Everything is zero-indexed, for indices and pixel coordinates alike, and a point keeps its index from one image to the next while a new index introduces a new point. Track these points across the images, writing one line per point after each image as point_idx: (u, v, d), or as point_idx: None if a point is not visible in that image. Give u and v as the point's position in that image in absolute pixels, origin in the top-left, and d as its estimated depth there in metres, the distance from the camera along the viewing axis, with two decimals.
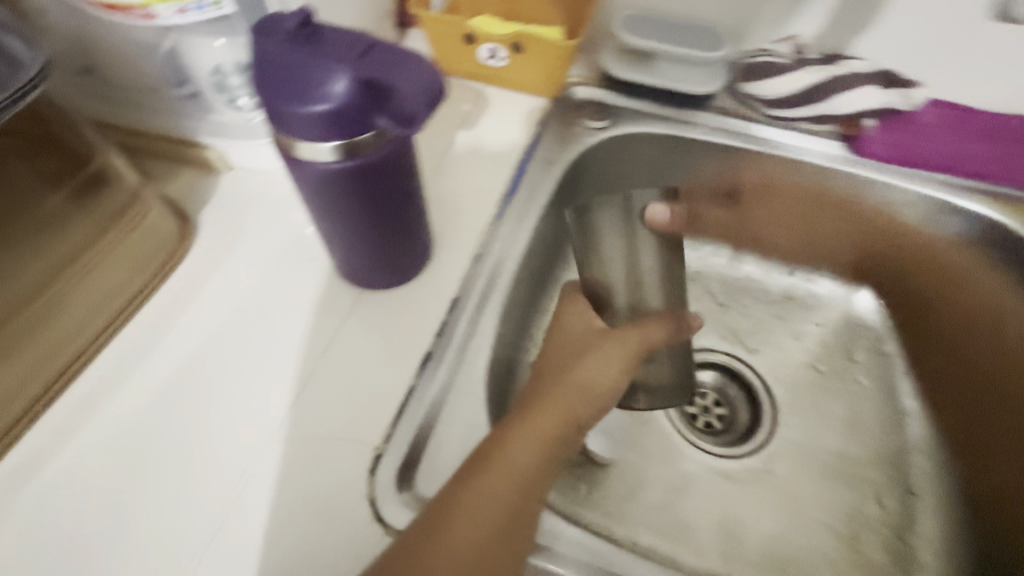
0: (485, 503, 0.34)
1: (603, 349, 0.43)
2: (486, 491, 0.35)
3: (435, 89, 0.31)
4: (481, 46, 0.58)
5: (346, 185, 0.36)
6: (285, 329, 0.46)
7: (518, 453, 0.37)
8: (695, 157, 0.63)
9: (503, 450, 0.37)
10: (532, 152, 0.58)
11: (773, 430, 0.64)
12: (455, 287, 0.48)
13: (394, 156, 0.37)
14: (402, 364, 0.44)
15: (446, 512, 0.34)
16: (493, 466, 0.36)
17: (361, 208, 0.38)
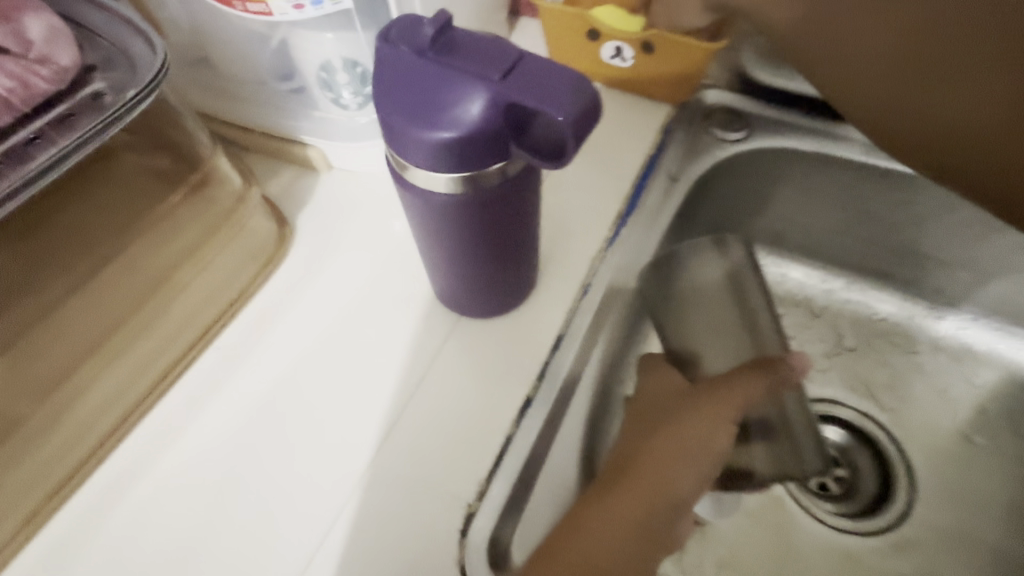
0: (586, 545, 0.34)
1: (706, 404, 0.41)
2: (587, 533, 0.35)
3: (589, 107, 0.25)
4: (605, 44, 0.51)
5: (467, 213, 0.32)
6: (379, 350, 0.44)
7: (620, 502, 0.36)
8: (841, 178, 0.55)
9: (584, 525, 0.35)
10: (653, 166, 0.51)
11: (909, 508, 0.54)
12: (560, 320, 0.43)
13: (519, 183, 0.32)
14: (500, 405, 0.40)
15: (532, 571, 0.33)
16: (582, 535, 0.35)
17: (480, 237, 0.35)
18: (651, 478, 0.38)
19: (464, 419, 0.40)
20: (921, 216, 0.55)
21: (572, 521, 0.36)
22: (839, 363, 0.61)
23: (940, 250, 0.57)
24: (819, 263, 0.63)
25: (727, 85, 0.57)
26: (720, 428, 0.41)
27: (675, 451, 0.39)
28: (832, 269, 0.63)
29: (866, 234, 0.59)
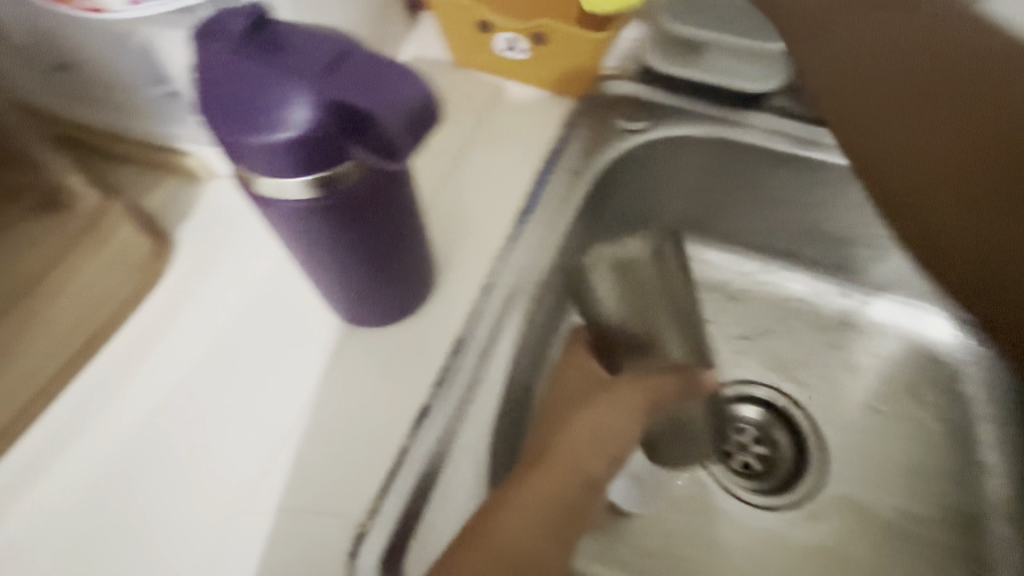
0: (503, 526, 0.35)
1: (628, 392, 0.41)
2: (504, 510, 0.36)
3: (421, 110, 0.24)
4: (498, 36, 0.50)
5: (320, 220, 0.30)
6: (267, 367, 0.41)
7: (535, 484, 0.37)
8: (744, 162, 0.55)
9: (498, 518, 0.35)
10: (554, 161, 0.50)
11: (821, 480, 0.56)
12: (459, 323, 0.42)
13: (373, 183, 0.30)
14: (395, 417, 0.38)
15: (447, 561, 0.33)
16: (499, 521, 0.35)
17: (347, 244, 0.32)
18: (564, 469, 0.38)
19: (358, 434, 0.38)
20: (821, 200, 0.56)
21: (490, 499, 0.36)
22: (756, 345, 0.62)
23: (837, 229, 0.59)
24: (733, 248, 0.64)
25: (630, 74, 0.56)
26: (641, 418, 0.40)
27: (586, 439, 0.39)
28: (745, 254, 0.64)
29: (772, 218, 0.60)
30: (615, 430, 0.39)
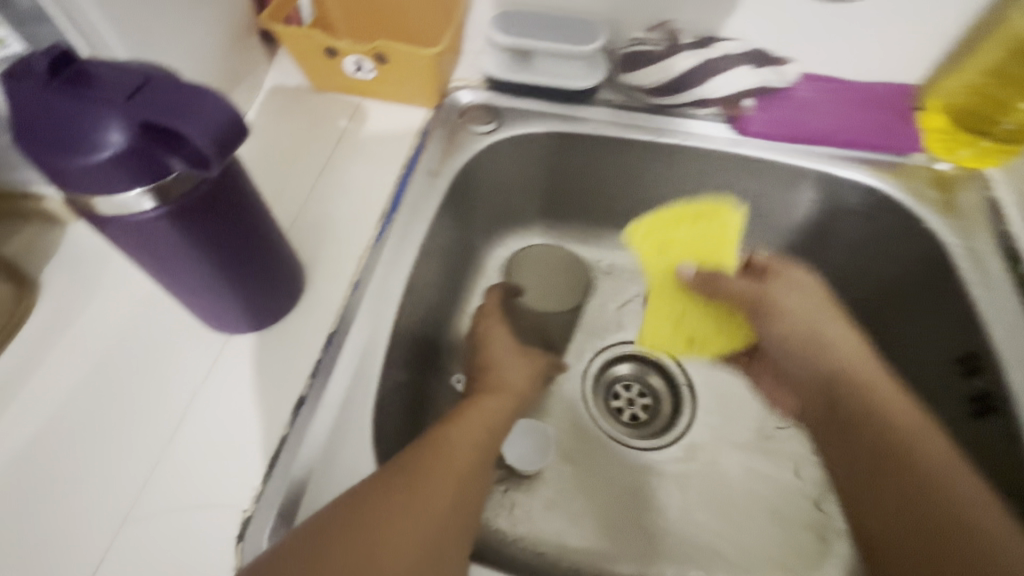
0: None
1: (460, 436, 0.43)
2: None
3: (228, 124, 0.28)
4: (344, 59, 0.55)
5: (167, 233, 0.33)
6: (147, 387, 0.43)
7: (371, 547, 0.33)
8: (584, 150, 0.62)
9: (396, 497, 0.36)
10: (413, 166, 0.56)
11: (693, 419, 0.63)
12: (333, 320, 0.46)
13: (214, 194, 0.34)
14: (279, 409, 0.42)
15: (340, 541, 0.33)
16: (395, 504, 0.36)
17: (196, 253, 0.36)
18: (448, 456, 0.41)
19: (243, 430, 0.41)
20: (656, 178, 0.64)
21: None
22: (630, 309, 0.70)
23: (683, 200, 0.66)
24: (600, 227, 0.70)
25: (477, 84, 0.63)
26: (482, 460, 0.43)
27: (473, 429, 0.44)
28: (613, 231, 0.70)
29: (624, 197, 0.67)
30: (461, 472, 0.40)
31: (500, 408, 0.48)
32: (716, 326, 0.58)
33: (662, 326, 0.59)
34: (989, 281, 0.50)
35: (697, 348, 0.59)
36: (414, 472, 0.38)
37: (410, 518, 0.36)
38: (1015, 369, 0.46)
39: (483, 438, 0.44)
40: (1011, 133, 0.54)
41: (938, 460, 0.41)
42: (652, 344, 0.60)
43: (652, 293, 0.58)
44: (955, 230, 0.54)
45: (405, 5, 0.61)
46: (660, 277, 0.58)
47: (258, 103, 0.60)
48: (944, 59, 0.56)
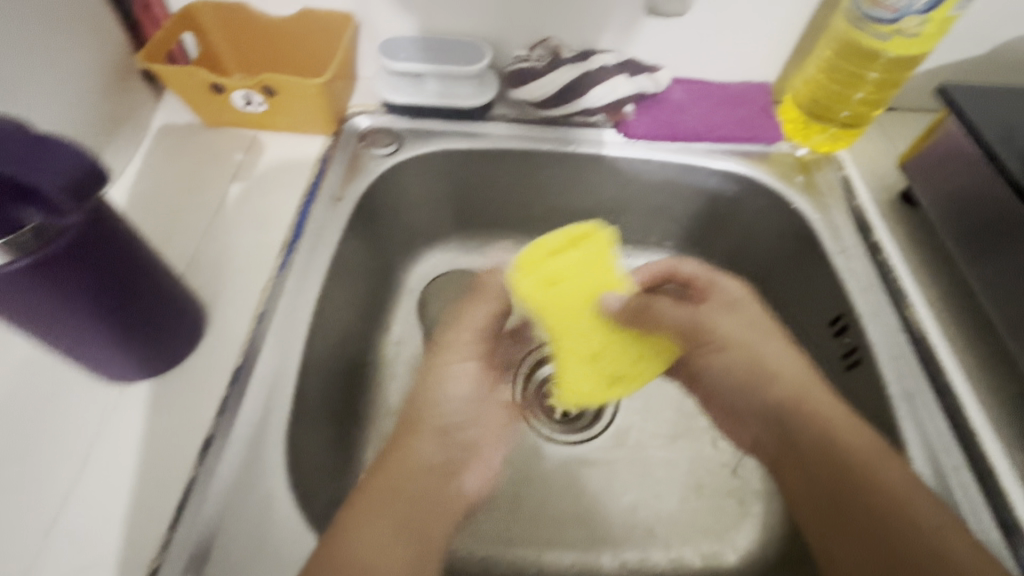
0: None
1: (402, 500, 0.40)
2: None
3: (86, 175, 0.34)
4: (233, 94, 0.56)
5: (50, 278, 0.34)
6: (44, 446, 0.42)
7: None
8: (485, 163, 0.65)
9: (365, 524, 0.38)
10: (314, 194, 0.57)
11: (619, 408, 0.65)
12: (239, 355, 0.46)
13: (92, 233, 0.35)
14: (185, 451, 0.41)
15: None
16: (367, 527, 0.38)
17: (82, 296, 0.36)
18: (413, 477, 0.42)
19: (148, 476, 0.40)
20: (559, 185, 0.68)
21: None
22: None
23: (586, 203, 0.69)
24: (515, 236, 0.73)
25: (374, 108, 0.64)
26: (423, 529, 0.40)
27: (431, 441, 0.45)
28: (528, 238, 0.73)
29: (533, 205, 0.70)
30: (405, 548, 0.38)
31: (444, 463, 0.45)
32: (632, 356, 0.52)
33: (580, 374, 0.51)
34: (846, 249, 0.57)
35: (622, 386, 0.52)
36: (384, 496, 0.40)
37: (387, 537, 0.38)
38: (870, 322, 0.52)
39: (423, 503, 0.42)
40: (851, 118, 0.62)
41: (867, 456, 0.41)
42: (579, 401, 0.52)
43: (562, 356, 0.51)
44: (816, 206, 0.60)
45: (293, 37, 0.62)
46: (566, 343, 0.51)
47: (147, 144, 0.60)
48: (790, 57, 0.64)
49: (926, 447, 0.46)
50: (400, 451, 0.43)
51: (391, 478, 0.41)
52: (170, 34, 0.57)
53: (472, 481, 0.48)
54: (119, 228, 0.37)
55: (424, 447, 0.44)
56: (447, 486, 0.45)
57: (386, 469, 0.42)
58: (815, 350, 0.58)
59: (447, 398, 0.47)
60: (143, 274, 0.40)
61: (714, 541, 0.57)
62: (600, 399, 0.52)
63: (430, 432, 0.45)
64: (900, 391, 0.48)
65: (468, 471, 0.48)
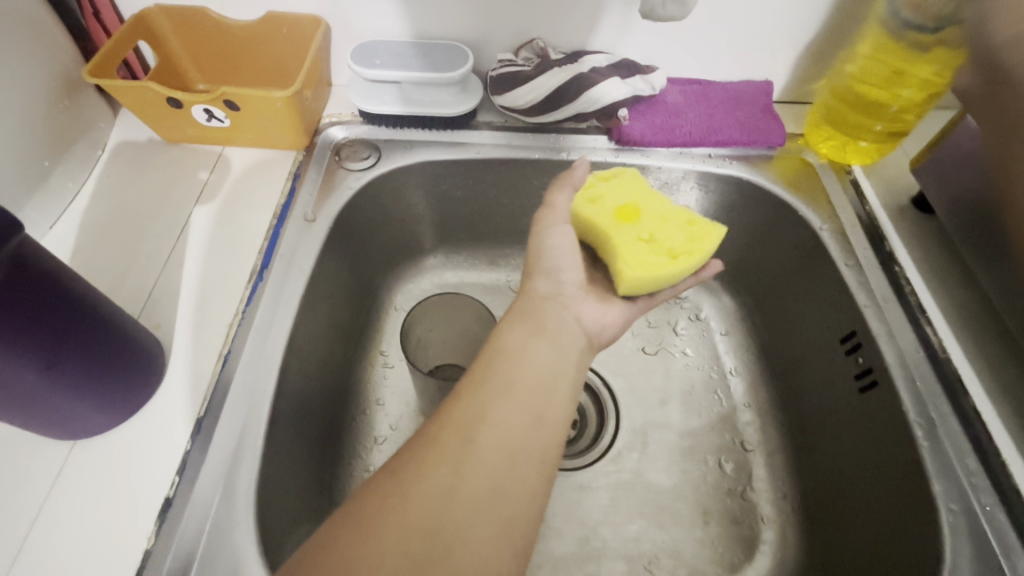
0: (396, 545, 0.29)
1: (526, 356, 0.38)
2: (400, 532, 0.29)
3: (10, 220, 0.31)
4: (192, 108, 0.52)
5: None
6: None
7: (439, 496, 0.31)
8: (470, 173, 0.61)
9: (491, 421, 0.34)
10: (285, 214, 0.53)
11: (618, 429, 0.61)
12: (203, 399, 0.42)
13: (18, 271, 0.32)
14: (140, 513, 0.37)
15: (446, 489, 0.31)
16: (486, 435, 0.34)
17: (15, 348, 0.32)
18: (541, 380, 0.37)
19: (100, 541, 0.37)
20: None
21: (369, 523, 0.30)
22: None
23: None
24: (505, 247, 0.68)
25: (350, 119, 0.60)
26: (547, 371, 0.38)
27: (546, 342, 0.40)
28: (520, 249, 0.68)
29: (524, 214, 0.65)
30: (531, 391, 0.37)
31: (561, 294, 0.43)
32: (686, 223, 0.46)
33: (638, 251, 0.44)
34: (858, 259, 0.53)
35: (684, 258, 0.44)
36: (503, 399, 0.36)
37: (504, 448, 0.34)
38: (887, 341, 0.48)
39: (542, 351, 0.39)
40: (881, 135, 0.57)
41: None
42: (638, 278, 0.43)
43: (609, 234, 0.45)
44: (824, 214, 0.57)
45: (260, 43, 0.57)
46: (605, 219, 0.46)
47: (102, 165, 0.55)
48: (795, 55, 0.60)
49: (951, 480, 0.42)
50: (527, 300, 0.43)
51: (516, 328, 0.40)
52: (122, 41, 0.53)
53: (591, 316, 0.44)
54: (52, 271, 0.34)
55: (542, 287, 0.44)
56: (559, 316, 0.42)
57: (510, 321, 0.41)
58: (825, 367, 0.54)
59: (552, 253, 0.44)
60: (83, 321, 0.36)
61: (721, 572, 0.53)
62: (665, 270, 0.43)
63: (546, 273, 0.44)
64: (924, 419, 0.44)
65: (580, 299, 0.44)
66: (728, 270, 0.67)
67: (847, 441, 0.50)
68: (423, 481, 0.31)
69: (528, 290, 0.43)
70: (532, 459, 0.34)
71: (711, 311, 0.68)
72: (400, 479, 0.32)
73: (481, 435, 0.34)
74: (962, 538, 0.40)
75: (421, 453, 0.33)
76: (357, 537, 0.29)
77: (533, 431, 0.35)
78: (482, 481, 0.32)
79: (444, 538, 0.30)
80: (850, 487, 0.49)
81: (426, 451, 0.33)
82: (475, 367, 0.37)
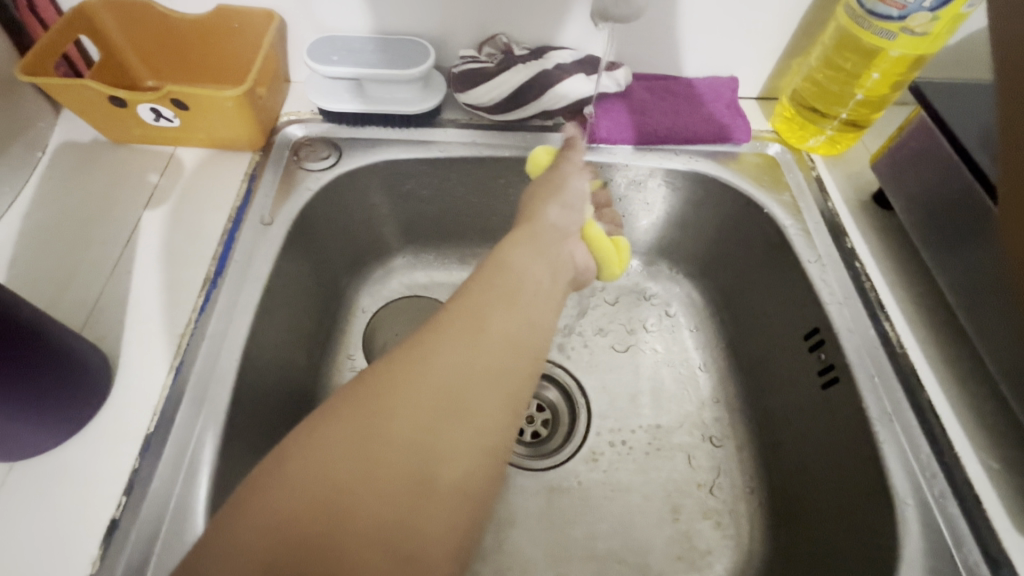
0: (409, 412, 0.27)
1: (535, 259, 0.38)
2: (413, 401, 0.28)
3: None
4: (138, 108, 0.49)
5: None
6: None
7: (455, 370, 0.29)
8: (435, 171, 0.59)
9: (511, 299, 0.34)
10: (240, 217, 0.51)
11: (589, 427, 0.62)
12: (150, 416, 0.40)
13: None
14: (82, 537, 0.36)
15: (470, 360, 0.30)
16: (503, 316, 0.32)
17: None
18: (550, 281, 0.37)
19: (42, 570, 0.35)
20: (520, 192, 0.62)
21: (388, 392, 0.28)
22: None
23: None
24: (475, 246, 0.67)
25: (309, 117, 0.58)
26: (551, 279, 0.38)
27: (552, 253, 0.40)
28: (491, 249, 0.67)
29: (493, 212, 0.64)
30: (537, 288, 0.36)
31: (566, 229, 0.43)
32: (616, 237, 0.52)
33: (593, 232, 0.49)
34: (821, 256, 0.54)
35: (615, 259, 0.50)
36: (517, 289, 0.34)
37: (520, 329, 0.32)
38: (848, 336, 0.49)
39: (548, 260, 0.39)
40: (847, 122, 0.58)
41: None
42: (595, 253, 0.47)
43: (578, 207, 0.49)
44: (789, 210, 0.57)
45: (209, 38, 0.55)
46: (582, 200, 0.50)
47: (42, 167, 0.53)
48: (759, 51, 0.60)
49: (907, 472, 0.43)
50: (534, 225, 0.42)
51: (511, 250, 0.38)
52: (59, 37, 0.50)
53: (581, 257, 0.45)
54: None
55: (551, 217, 0.43)
56: (559, 244, 0.41)
57: (517, 236, 0.40)
58: (788, 362, 0.55)
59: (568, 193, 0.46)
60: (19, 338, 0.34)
61: (689, 566, 0.54)
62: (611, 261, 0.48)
63: (559, 207, 0.44)
64: (882, 413, 0.45)
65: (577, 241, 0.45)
66: (698, 265, 0.67)
67: (810, 435, 0.51)
68: (446, 354, 0.29)
69: (534, 218, 0.42)
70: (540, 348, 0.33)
71: (680, 307, 0.68)
72: (408, 364, 0.29)
73: (491, 320, 0.32)
74: (916, 528, 0.41)
75: (432, 337, 0.30)
76: (380, 398, 0.27)
77: (543, 323, 0.34)
78: (489, 362, 0.30)
79: (460, 406, 0.28)
80: (813, 480, 0.50)
81: (445, 328, 0.31)
82: (487, 268, 0.35)
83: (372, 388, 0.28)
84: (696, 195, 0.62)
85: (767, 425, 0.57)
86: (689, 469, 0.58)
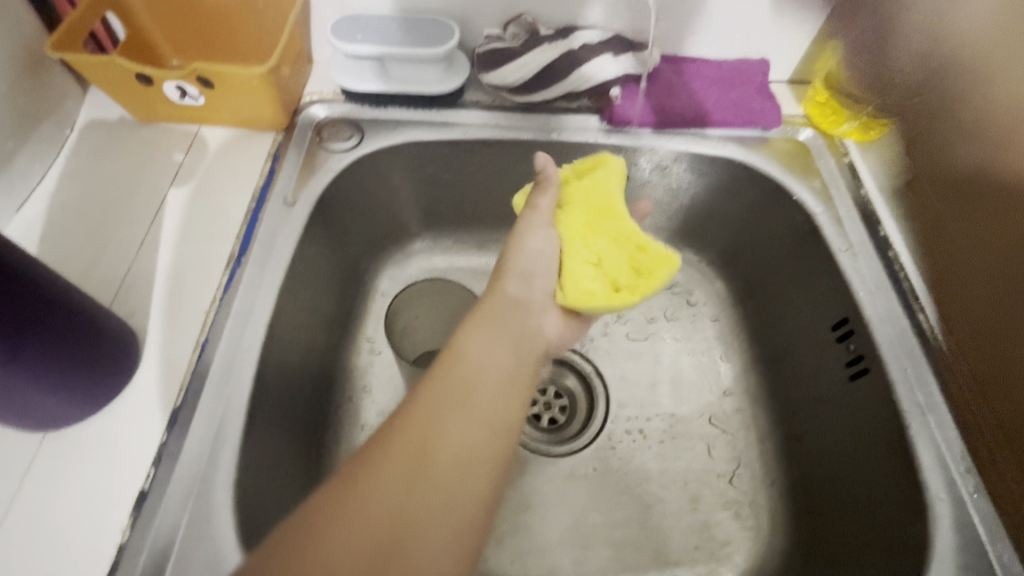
0: (374, 516, 0.28)
1: (491, 346, 0.39)
2: (376, 505, 0.29)
3: None
4: (165, 86, 0.50)
5: None
6: None
7: (402, 480, 0.30)
8: (457, 154, 0.59)
9: (465, 396, 0.35)
10: (264, 197, 0.51)
11: (608, 414, 0.61)
12: (178, 391, 0.41)
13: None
14: (114, 507, 0.37)
15: (419, 471, 0.31)
16: (453, 419, 0.34)
17: None
18: (507, 370, 0.38)
19: (74, 538, 0.36)
20: None
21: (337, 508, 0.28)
22: None
23: None
24: (495, 231, 0.66)
25: (332, 97, 0.58)
26: (510, 366, 0.39)
27: (511, 332, 0.41)
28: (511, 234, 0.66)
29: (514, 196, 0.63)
30: (492, 379, 0.37)
31: (531, 301, 0.43)
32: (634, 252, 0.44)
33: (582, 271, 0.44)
34: (852, 245, 0.52)
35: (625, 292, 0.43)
36: (470, 383, 0.36)
37: (471, 430, 0.34)
38: (880, 328, 0.48)
39: (509, 343, 0.40)
40: None
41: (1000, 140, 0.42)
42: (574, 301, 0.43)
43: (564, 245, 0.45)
44: (820, 198, 0.55)
45: (233, 16, 0.54)
46: (570, 224, 0.46)
47: (70, 145, 0.53)
48: (794, 31, 0.58)
49: (941, 469, 0.42)
50: (493, 301, 0.42)
51: (468, 338, 0.39)
52: (87, 14, 0.50)
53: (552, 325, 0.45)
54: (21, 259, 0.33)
55: (511, 290, 0.43)
56: (523, 320, 0.42)
57: (473, 323, 0.40)
58: (814, 353, 0.54)
59: (529, 258, 0.44)
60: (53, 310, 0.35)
61: (707, 556, 0.53)
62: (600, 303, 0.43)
63: (518, 277, 0.43)
64: (914, 406, 0.44)
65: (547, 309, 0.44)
66: (722, 254, 0.65)
67: (836, 428, 0.50)
68: (394, 466, 0.30)
69: (494, 293, 0.42)
70: (495, 440, 0.34)
71: (703, 296, 0.67)
72: (363, 471, 0.30)
73: (441, 426, 0.33)
74: (949, 525, 0.40)
75: (380, 449, 0.31)
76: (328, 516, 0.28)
77: (499, 415, 0.35)
78: (446, 467, 0.32)
79: (409, 520, 0.29)
80: (838, 473, 0.49)
81: (395, 436, 0.32)
82: (439, 364, 0.37)
83: (321, 507, 0.28)
84: (723, 182, 0.60)
85: (790, 417, 0.56)
86: (708, 459, 0.58)
